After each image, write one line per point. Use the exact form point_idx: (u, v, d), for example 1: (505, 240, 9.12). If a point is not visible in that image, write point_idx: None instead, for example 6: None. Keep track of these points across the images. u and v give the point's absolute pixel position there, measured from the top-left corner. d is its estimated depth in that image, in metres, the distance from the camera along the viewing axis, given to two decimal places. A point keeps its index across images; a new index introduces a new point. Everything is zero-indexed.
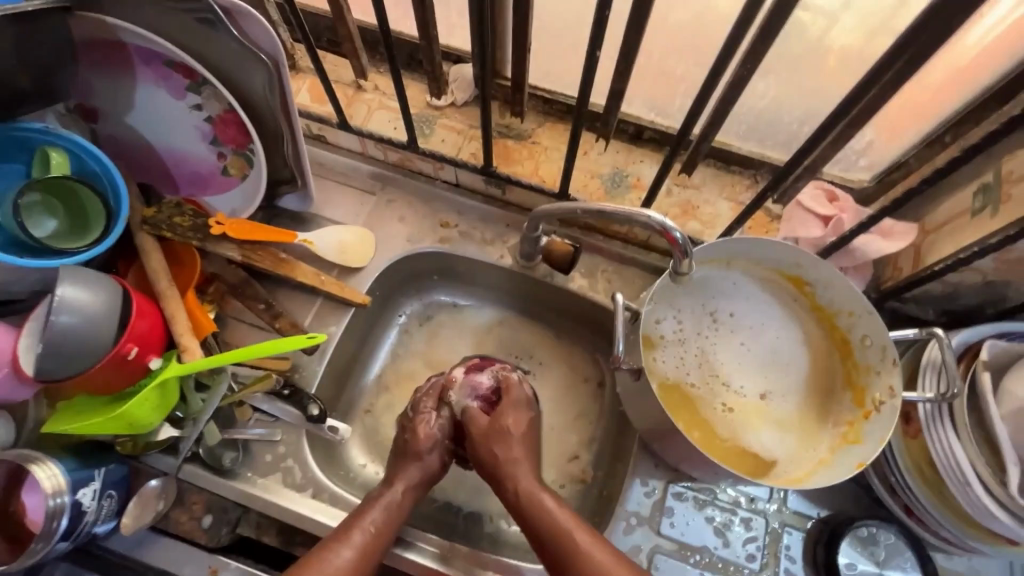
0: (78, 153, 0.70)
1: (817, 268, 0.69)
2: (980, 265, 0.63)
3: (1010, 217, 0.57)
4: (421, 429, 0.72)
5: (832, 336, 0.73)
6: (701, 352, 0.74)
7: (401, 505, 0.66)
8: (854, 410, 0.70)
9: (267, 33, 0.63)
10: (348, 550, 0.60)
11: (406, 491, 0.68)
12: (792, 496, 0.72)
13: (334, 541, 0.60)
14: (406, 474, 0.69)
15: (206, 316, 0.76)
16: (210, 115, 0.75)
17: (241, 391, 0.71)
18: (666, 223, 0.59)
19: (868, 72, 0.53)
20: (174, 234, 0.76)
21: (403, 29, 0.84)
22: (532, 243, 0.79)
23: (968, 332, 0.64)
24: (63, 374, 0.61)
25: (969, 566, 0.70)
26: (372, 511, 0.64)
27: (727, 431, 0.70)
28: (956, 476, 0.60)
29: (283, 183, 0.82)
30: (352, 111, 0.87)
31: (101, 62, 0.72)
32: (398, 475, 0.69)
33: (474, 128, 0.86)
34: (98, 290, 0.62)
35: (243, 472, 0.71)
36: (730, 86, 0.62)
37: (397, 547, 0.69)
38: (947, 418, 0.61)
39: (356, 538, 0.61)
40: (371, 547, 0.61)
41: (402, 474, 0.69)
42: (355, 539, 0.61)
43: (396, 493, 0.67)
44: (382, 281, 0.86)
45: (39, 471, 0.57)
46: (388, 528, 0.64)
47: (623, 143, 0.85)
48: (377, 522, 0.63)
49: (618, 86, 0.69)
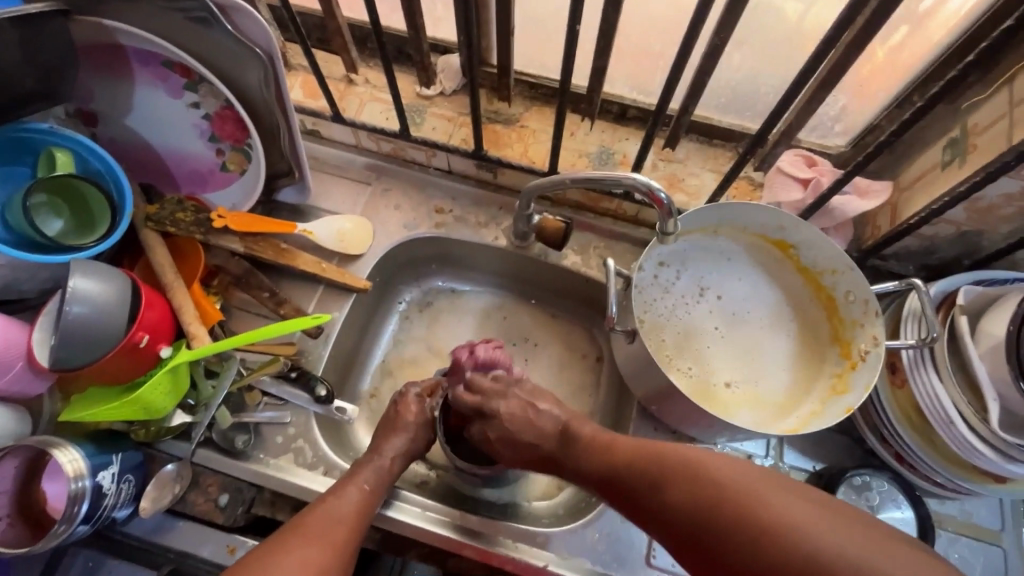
0: (82, 153, 0.72)
1: (798, 230, 0.71)
2: (953, 216, 0.66)
3: (976, 164, 0.60)
4: (413, 411, 0.75)
5: (819, 295, 0.76)
6: (678, 314, 0.76)
7: (392, 471, 0.70)
8: (841, 362, 0.72)
9: (261, 28, 0.66)
10: (346, 502, 0.63)
11: (402, 457, 0.71)
12: (789, 451, 0.75)
13: (332, 495, 0.63)
14: (392, 444, 0.71)
15: (212, 305, 0.78)
16: (208, 112, 0.78)
17: (249, 375, 0.73)
18: (652, 184, 0.61)
19: (833, 31, 0.56)
20: (177, 229, 0.78)
21: (391, 23, 0.86)
22: (525, 222, 0.81)
23: (944, 281, 0.67)
24: (78, 363, 0.63)
25: (961, 510, 0.73)
26: (365, 472, 0.67)
27: (703, 381, 0.73)
28: (940, 416, 0.62)
29: (281, 177, 0.84)
30: (344, 103, 0.90)
31: (99, 66, 0.75)
32: (385, 446, 0.71)
33: (463, 115, 0.89)
34: (109, 282, 0.65)
35: (255, 454, 0.74)
36: (707, 57, 0.64)
37: (385, 508, 0.72)
38: (929, 362, 0.64)
39: (354, 494, 0.64)
40: (370, 501, 0.65)
41: (388, 444, 0.71)
42: (349, 493, 0.64)
43: (384, 460, 0.69)
44: (381, 267, 0.89)
45: (61, 455, 0.59)
46: (381, 486, 0.68)
47: (608, 122, 0.87)
48: (371, 481, 0.67)
49: (600, 64, 0.72)
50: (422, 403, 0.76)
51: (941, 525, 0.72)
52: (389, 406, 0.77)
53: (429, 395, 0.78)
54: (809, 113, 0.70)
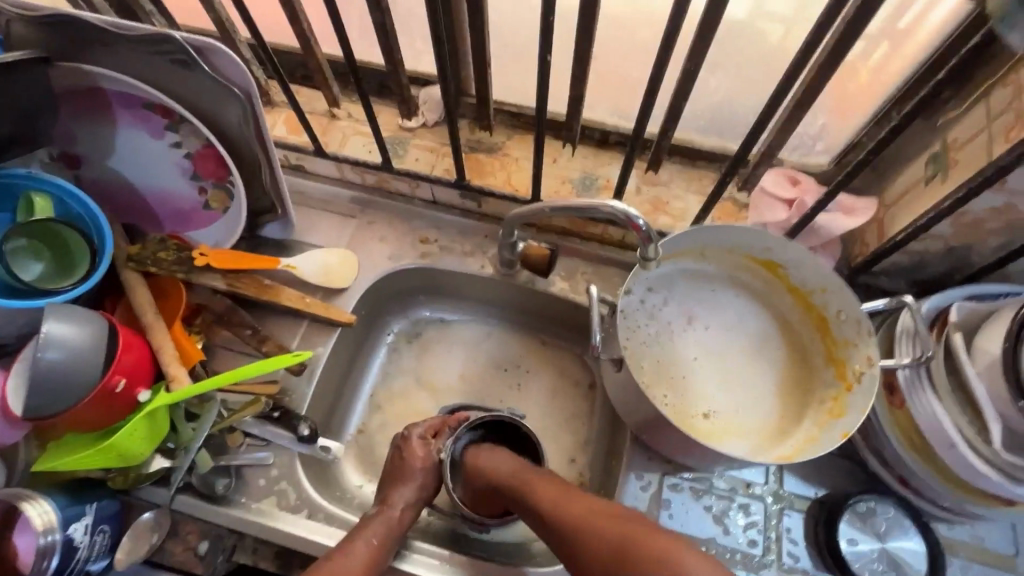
0: (60, 197, 0.73)
1: (785, 250, 0.70)
2: (940, 231, 0.65)
3: (961, 178, 0.59)
4: (415, 454, 0.72)
5: (811, 315, 0.74)
6: (655, 344, 0.73)
7: (402, 523, 0.67)
8: (835, 383, 0.70)
9: (239, 68, 0.66)
10: (355, 559, 0.61)
11: (410, 503, 0.69)
12: (789, 478, 0.72)
13: (340, 551, 0.62)
14: (401, 494, 0.70)
15: (193, 344, 0.77)
16: (189, 151, 0.78)
17: (230, 417, 0.71)
18: (629, 211, 0.61)
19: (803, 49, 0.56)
20: (159, 268, 0.78)
21: (370, 58, 0.87)
22: (509, 249, 0.81)
23: (936, 298, 0.65)
24: (53, 410, 0.62)
25: (973, 534, 0.70)
26: (374, 525, 0.65)
27: (692, 409, 0.71)
28: (942, 439, 0.60)
29: (263, 213, 0.84)
30: (327, 138, 0.90)
31: (81, 110, 0.75)
32: (394, 496, 0.69)
33: (446, 146, 0.89)
34: (83, 326, 0.64)
35: (237, 498, 0.71)
36: (682, 82, 0.65)
37: (396, 560, 0.69)
38: (926, 381, 0.62)
39: (361, 549, 0.62)
40: (378, 558, 0.63)
41: (397, 494, 0.70)
42: (359, 550, 0.62)
43: (396, 511, 0.68)
44: (366, 299, 0.87)
45: (31, 508, 0.58)
46: (393, 539, 0.66)
47: (590, 148, 0.87)
48: (380, 535, 0.65)
49: (577, 91, 0.72)
50: (420, 444, 0.73)
51: (952, 552, 0.69)
52: (392, 454, 0.74)
53: (433, 436, 0.75)
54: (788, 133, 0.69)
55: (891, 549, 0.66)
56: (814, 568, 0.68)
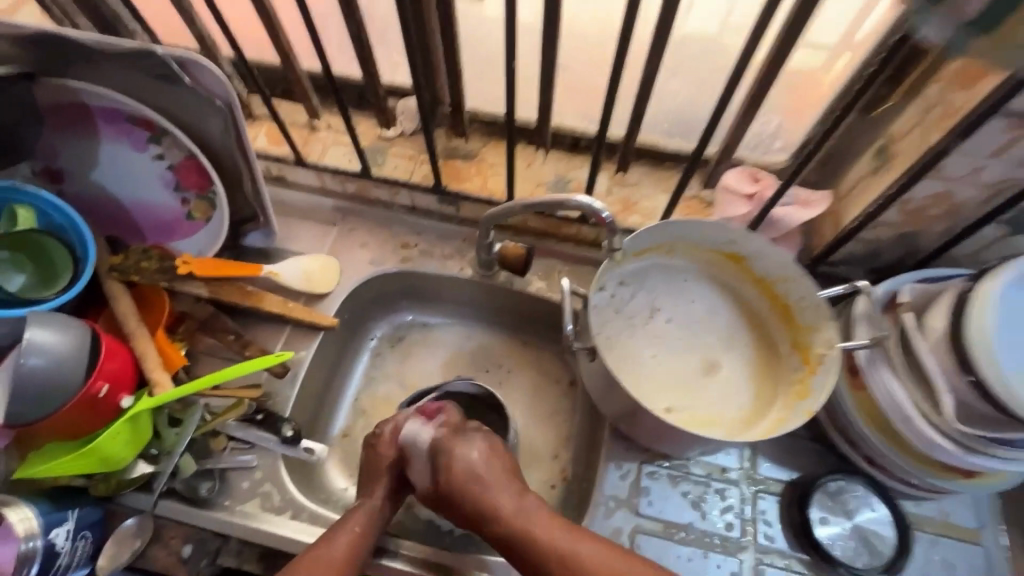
0: (44, 209, 0.74)
1: (747, 242, 0.74)
2: (889, 219, 0.69)
3: (901, 167, 0.63)
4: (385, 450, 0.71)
5: (775, 303, 0.77)
6: (627, 336, 0.77)
7: (384, 511, 0.68)
8: (801, 367, 0.73)
9: (219, 81, 0.69)
10: (337, 546, 0.63)
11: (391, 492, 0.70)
12: (763, 463, 0.75)
13: (322, 541, 0.63)
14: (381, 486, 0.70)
15: (176, 350, 0.78)
16: (172, 163, 0.80)
17: (214, 419, 0.73)
18: (594, 205, 0.65)
19: (747, 50, 0.60)
20: (142, 277, 0.79)
21: (349, 72, 0.90)
22: (486, 250, 0.83)
23: (888, 282, 0.69)
24: (35, 418, 0.63)
25: (939, 510, 0.72)
26: (356, 514, 0.66)
27: (664, 396, 0.74)
28: (899, 413, 0.63)
29: (247, 221, 0.86)
30: (307, 149, 0.92)
31: (65, 125, 0.77)
32: (376, 487, 0.69)
33: (424, 153, 0.92)
34: (67, 333, 0.65)
35: (221, 501, 0.71)
36: (642, 87, 0.69)
37: (379, 556, 0.69)
38: (883, 360, 0.65)
39: (343, 539, 0.63)
40: (361, 543, 0.64)
41: (378, 486, 0.70)
42: (340, 538, 0.63)
43: (375, 500, 0.68)
44: (348, 304, 0.89)
45: (11, 514, 0.57)
46: (374, 527, 0.67)
47: (563, 152, 0.91)
48: (362, 523, 0.66)
49: (546, 98, 0.77)
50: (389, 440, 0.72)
51: (920, 528, 0.71)
52: (365, 450, 0.73)
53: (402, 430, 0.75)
54: (743, 132, 0.74)
55: (860, 525, 0.69)
56: (790, 548, 0.70)
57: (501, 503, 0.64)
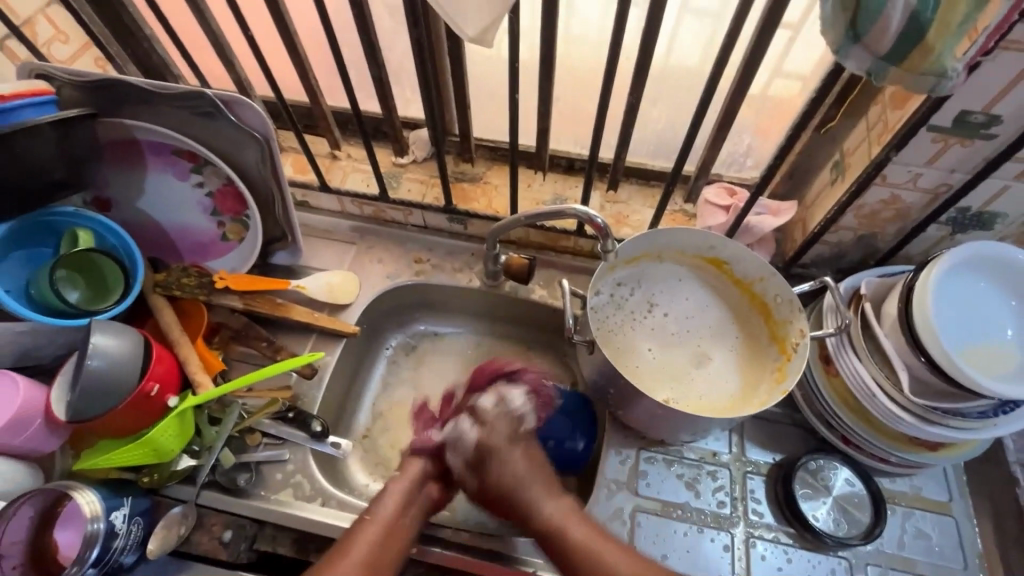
0: (100, 231, 0.83)
1: (725, 247, 0.83)
2: (848, 223, 0.79)
3: (851, 178, 0.73)
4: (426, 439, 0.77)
5: (755, 301, 0.86)
6: (625, 330, 0.86)
7: (412, 501, 0.72)
8: (779, 357, 0.82)
9: (258, 115, 0.79)
10: (364, 542, 0.66)
11: (407, 484, 0.72)
12: (750, 447, 0.82)
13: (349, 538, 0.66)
14: (414, 468, 0.74)
15: (214, 356, 0.86)
16: (211, 190, 0.90)
17: (250, 417, 0.80)
18: (589, 212, 0.75)
19: (714, 80, 0.71)
20: (182, 292, 0.87)
21: (368, 107, 1.01)
22: (493, 262, 0.92)
23: (850, 279, 0.78)
24: (93, 413, 0.70)
25: (912, 485, 0.79)
26: (380, 507, 0.70)
27: (658, 383, 0.82)
28: (864, 391, 0.71)
29: (275, 241, 0.95)
30: (329, 176, 1.02)
31: (116, 159, 0.87)
32: (405, 474, 0.73)
33: (434, 178, 1.02)
34: (123, 338, 0.72)
35: (257, 491, 0.79)
36: (627, 113, 0.79)
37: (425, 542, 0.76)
38: (849, 345, 0.73)
39: (367, 533, 0.67)
40: (388, 534, 0.68)
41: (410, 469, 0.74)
42: (367, 532, 0.67)
43: (399, 492, 0.71)
44: (368, 314, 0.98)
45: (79, 497, 0.66)
46: (399, 520, 0.69)
47: (560, 174, 1.01)
48: (385, 515, 0.69)
49: (543, 124, 0.87)
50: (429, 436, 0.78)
51: (895, 502, 0.78)
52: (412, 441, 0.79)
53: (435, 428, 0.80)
54: (716, 151, 0.84)
55: (838, 498, 0.76)
56: (777, 523, 0.77)
57: (539, 504, 0.69)
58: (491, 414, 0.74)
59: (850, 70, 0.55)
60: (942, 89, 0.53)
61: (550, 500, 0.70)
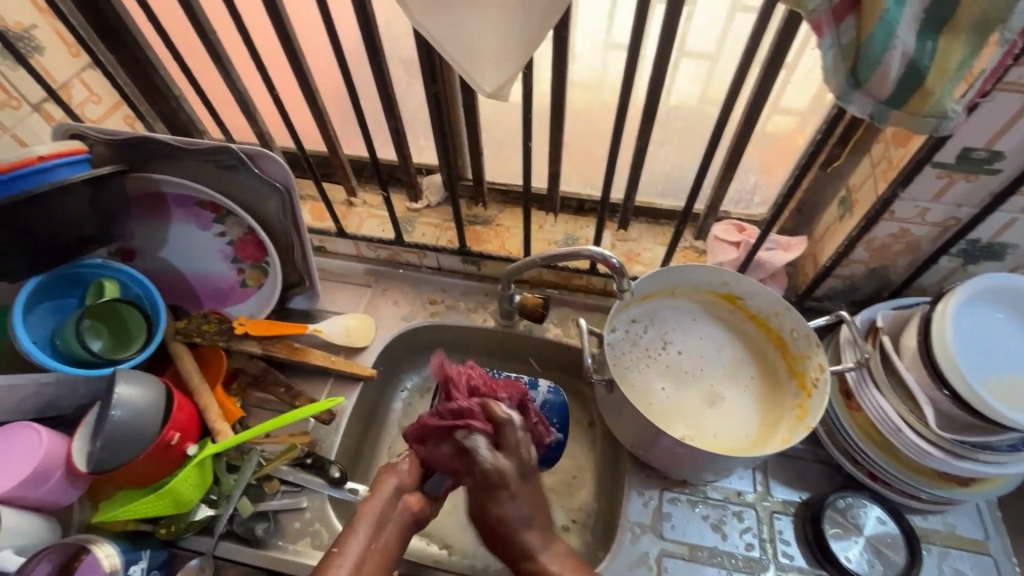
0: (127, 281, 0.85)
1: (739, 284, 0.83)
2: (859, 257, 0.80)
3: (859, 214, 0.75)
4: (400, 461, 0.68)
5: (771, 335, 0.86)
6: (641, 368, 0.86)
7: (395, 514, 0.65)
8: (799, 394, 0.81)
9: (282, 168, 0.82)
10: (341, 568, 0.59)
11: (382, 499, 0.65)
12: (775, 485, 0.80)
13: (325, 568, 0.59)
14: (389, 481, 0.67)
15: (233, 402, 0.86)
16: (232, 238, 0.92)
17: (267, 465, 0.80)
18: (604, 252, 0.76)
19: (720, 123, 0.73)
20: (203, 339, 0.88)
21: (385, 155, 1.05)
22: (508, 302, 0.93)
23: (865, 312, 0.78)
24: (115, 464, 0.70)
25: (945, 523, 0.77)
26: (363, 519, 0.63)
27: (677, 423, 0.81)
28: (889, 425, 0.70)
29: (293, 287, 0.97)
30: (346, 221, 1.05)
31: (144, 211, 0.90)
32: (382, 485, 0.66)
33: (448, 221, 1.04)
34: (147, 387, 0.72)
35: (275, 541, 0.78)
36: (636, 155, 0.82)
37: None
38: (870, 379, 0.73)
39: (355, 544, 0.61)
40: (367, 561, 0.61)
41: (387, 481, 0.67)
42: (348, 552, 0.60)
43: (372, 509, 0.64)
44: (385, 355, 0.98)
45: (99, 551, 0.67)
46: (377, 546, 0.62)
47: (571, 216, 1.03)
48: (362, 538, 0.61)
49: (554, 168, 0.90)
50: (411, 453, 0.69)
51: (929, 541, 0.76)
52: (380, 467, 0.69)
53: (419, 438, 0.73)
54: (723, 191, 0.86)
55: (870, 538, 0.74)
56: (809, 565, 0.74)
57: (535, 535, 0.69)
58: (518, 438, 0.65)
59: (853, 113, 0.57)
60: (945, 129, 0.55)
61: (546, 547, 0.67)
